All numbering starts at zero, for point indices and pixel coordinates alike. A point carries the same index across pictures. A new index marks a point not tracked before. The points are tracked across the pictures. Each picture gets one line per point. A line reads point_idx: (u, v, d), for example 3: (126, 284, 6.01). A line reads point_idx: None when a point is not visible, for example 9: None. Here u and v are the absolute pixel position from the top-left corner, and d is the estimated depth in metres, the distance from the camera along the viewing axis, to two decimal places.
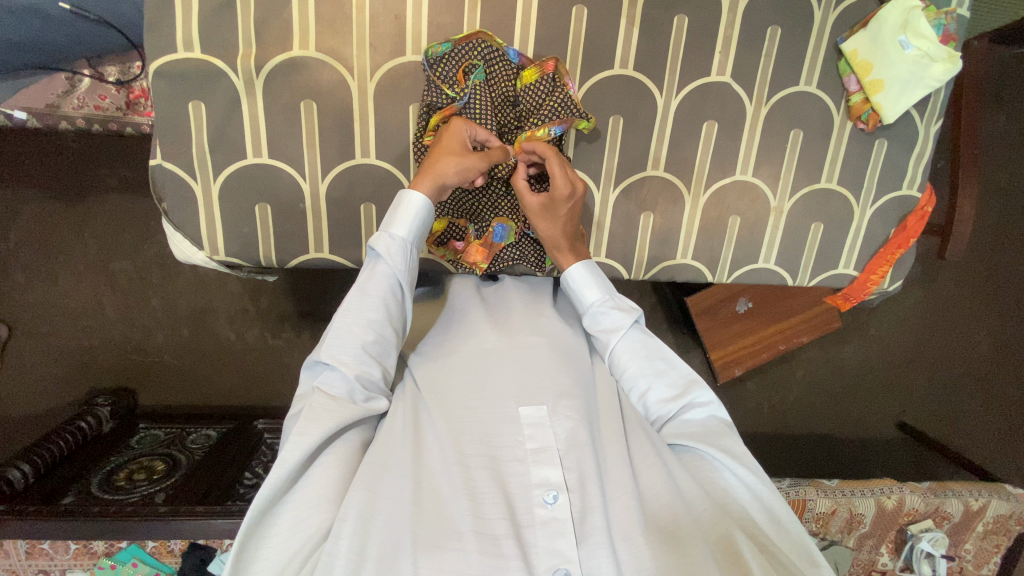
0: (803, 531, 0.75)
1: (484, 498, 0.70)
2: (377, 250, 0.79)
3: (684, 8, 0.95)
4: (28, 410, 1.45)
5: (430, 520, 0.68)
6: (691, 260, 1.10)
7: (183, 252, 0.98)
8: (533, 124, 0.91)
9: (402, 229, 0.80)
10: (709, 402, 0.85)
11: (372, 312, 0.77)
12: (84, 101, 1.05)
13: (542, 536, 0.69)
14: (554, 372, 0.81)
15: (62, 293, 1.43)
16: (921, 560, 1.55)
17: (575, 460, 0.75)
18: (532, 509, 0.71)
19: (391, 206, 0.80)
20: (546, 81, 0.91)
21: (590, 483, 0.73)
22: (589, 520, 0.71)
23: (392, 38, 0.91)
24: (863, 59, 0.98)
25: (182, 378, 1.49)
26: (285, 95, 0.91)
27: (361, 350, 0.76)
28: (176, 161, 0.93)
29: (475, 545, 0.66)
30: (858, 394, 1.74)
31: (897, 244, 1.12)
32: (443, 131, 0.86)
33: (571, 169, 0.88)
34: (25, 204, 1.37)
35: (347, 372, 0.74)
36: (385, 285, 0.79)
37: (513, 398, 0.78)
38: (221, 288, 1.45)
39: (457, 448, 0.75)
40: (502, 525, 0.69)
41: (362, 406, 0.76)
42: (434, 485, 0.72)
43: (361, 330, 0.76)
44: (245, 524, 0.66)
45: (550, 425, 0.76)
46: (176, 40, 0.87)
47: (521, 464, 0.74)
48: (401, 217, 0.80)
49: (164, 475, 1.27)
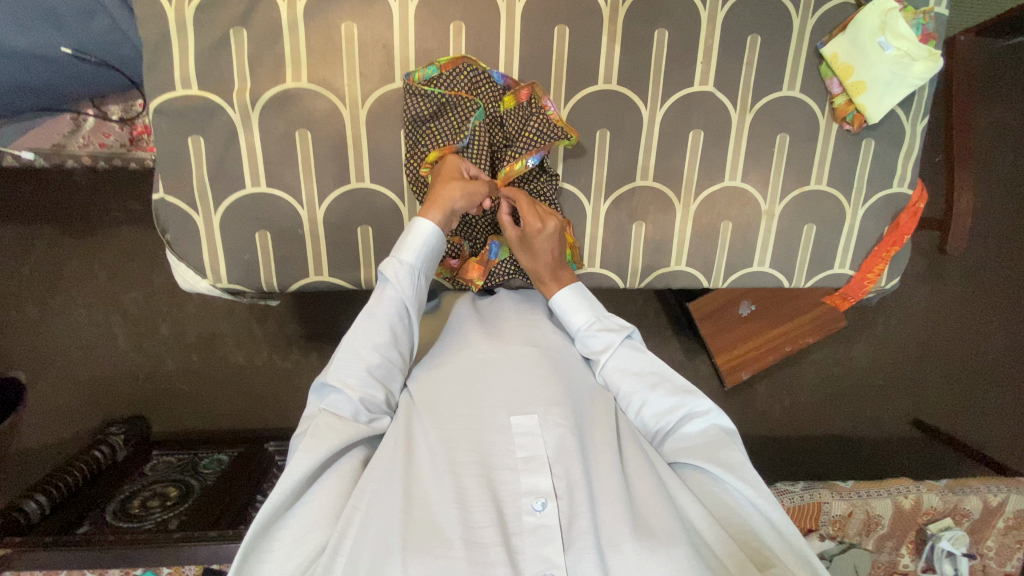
0: (804, 543, 0.75)
1: (473, 506, 0.71)
2: (386, 276, 0.81)
3: (664, 22, 0.98)
4: (43, 442, 1.48)
5: (420, 527, 0.69)
6: (686, 266, 1.10)
7: (187, 281, 1.00)
8: (513, 155, 0.94)
9: (408, 254, 0.82)
10: (707, 410, 0.85)
11: (378, 335, 0.79)
12: (88, 140, 1.09)
13: (530, 542, 0.70)
14: (547, 382, 0.82)
15: (74, 326, 1.46)
16: (942, 559, 1.52)
17: (565, 467, 0.75)
18: (521, 516, 0.72)
19: (402, 234, 0.82)
20: (528, 104, 0.94)
21: (578, 490, 0.74)
22: (577, 525, 0.71)
23: (381, 66, 0.94)
24: (844, 62, 1.00)
25: (193, 404, 1.52)
26: (281, 126, 0.94)
27: (366, 373, 0.78)
28: (178, 195, 0.96)
29: (463, 553, 0.67)
30: (869, 392, 1.73)
31: (891, 242, 1.12)
32: (442, 161, 0.89)
33: (541, 207, 0.92)
34: (38, 241, 1.42)
35: (352, 394, 0.76)
36: (392, 310, 0.80)
37: (505, 408, 0.79)
38: (228, 314, 1.48)
39: (448, 456, 0.75)
40: (490, 533, 0.69)
41: (366, 426, 0.78)
42: (425, 494, 0.73)
43: (368, 352, 0.78)
44: (250, 537, 0.68)
45: (541, 433, 0.77)
46: (173, 79, 0.91)
47: (512, 472, 0.75)
48: (410, 243, 0.82)
49: (178, 500, 1.28)
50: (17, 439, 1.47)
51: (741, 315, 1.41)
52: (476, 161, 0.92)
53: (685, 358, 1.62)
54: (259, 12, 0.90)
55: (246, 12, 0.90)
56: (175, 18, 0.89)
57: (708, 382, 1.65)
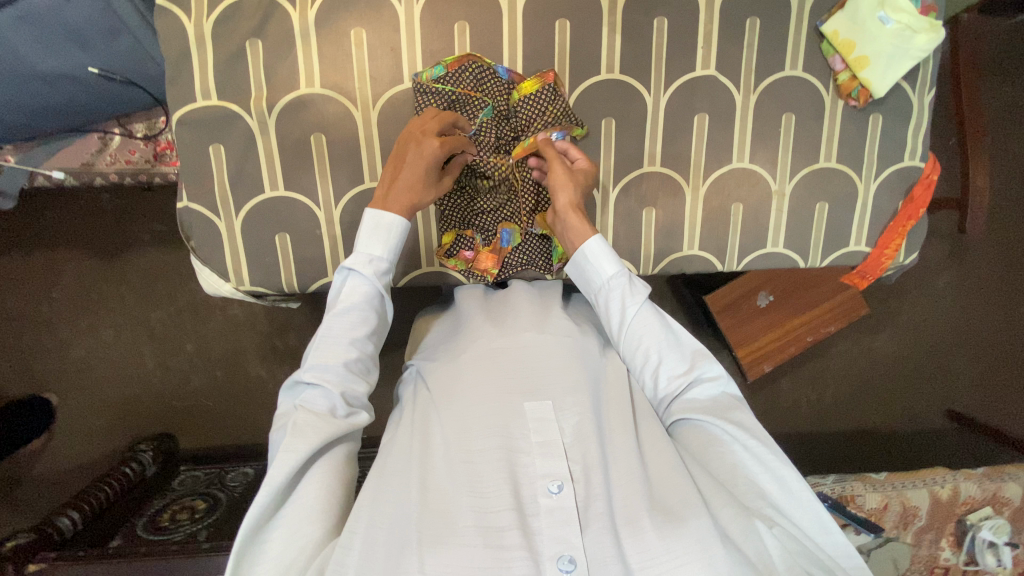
0: (815, 497, 0.76)
1: (488, 493, 0.72)
2: (357, 273, 0.84)
3: (663, 10, 1.00)
4: (77, 460, 1.52)
5: (435, 516, 0.70)
6: (699, 250, 1.11)
7: (211, 285, 1.04)
8: (535, 131, 0.96)
9: (381, 249, 0.86)
10: (718, 376, 0.85)
11: (354, 330, 0.83)
12: (116, 157, 1.13)
13: (547, 525, 0.70)
14: (561, 371, 0.83)
15: (103, 342, 1.51)
16: (984, 551, 1.47)
17: (581, 451, 0.76)
18: (537, 499, 0.72)
19: (369, 229, 0.85)
20: (546, 91, 0.95)
21: (594, 473, 0.75)
22: (593, 507, 0.72)
23: (390, 68, 0.97)
24: (845, 38, 1.00)
25: (219, 414, 1.55)
26: (296, 130, 0.98)
27: (344, 367, 0.81)
28: (201, 202, 1.00)
29: (479, 540, 0.68)
30: (897, 381, 1.68)
31: (907, 216, 1.11)
32: (428, 158, 0.85)
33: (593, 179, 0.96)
34: (68, 264, 1.48)
35: (331, 388, 0.79)
36: (367, 304, 0.84)
37: (519, 394, 0.81)
38: (250, 325, 1.51)
39: (462, 445, 0.77)
40: (506, 517, 0.70)
41: (344, 420, 0.79)
42: (439, 484, 0.74)
43: (345, 347, 0.82)
44: (241, 536, 0.69)
45: (556, 419, 0.79)
46: (194, 91, 0.95)
47: (528, 457, 0.76)
48: (381, 240, 0.86)
49: (206, 513, 1.28)
50: (54, 457, 1.51)
51: (759, 305, 1.40)
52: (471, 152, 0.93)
53: None
54: (273, 23, 0.94)
55: (261, 25, 0.94)
56: (194, 33, 0.94)
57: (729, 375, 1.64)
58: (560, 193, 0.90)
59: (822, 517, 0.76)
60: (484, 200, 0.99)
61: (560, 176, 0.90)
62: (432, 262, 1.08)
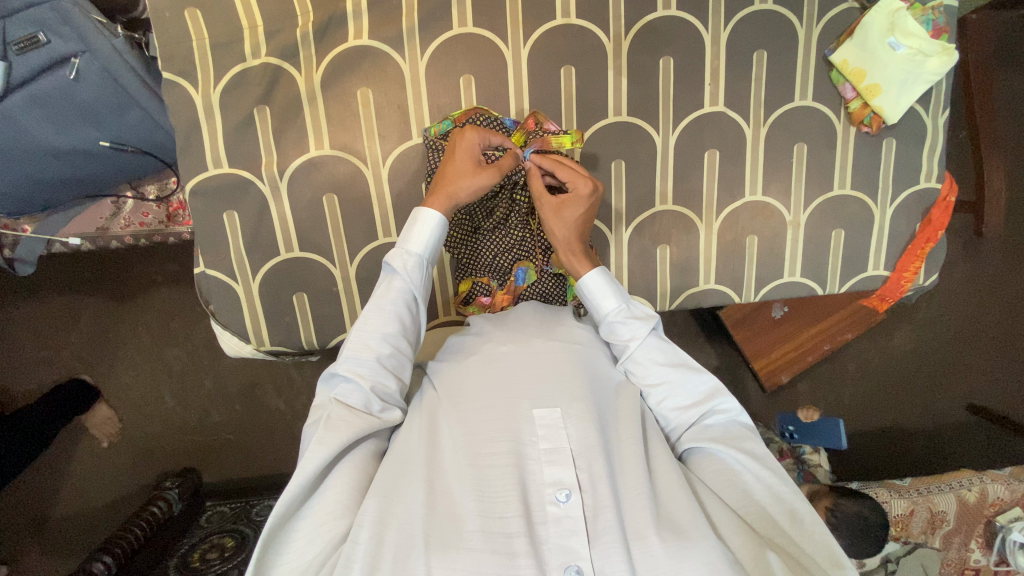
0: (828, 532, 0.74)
1: (496, 498, 0.70)
2: (393, 267, 0.82)
3: (669, 50, 0.99)
4: (110, 498, 1.54)
5: (443, 521, 0.69)
6: (716, 283, 1.10)
7: (232, 347, 1.04)
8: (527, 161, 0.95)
9: (418, 245, 0.83)
10: (730, 409, 0.84)
11: (387, 325, 0.79)
12: (130, 221, 1.14)
13: (554, 532, 0.69)
14: (571, 374, 0.78)
15: (125, 387, 1.53)
16: (1017, 551, 1.42)
17: (588, 459, 0.73)
18: (545, 507, 0.70)
19: (408, 224, 0.83)
20: (535, 134, 0.94)
21: (601, 482, 0.71)
22: (601, 518, 0.69)
23: (398, 125, 0.97)
24: (855, 66, 0.99)
25: (243, 453, 1.57)
26: (309, 192, 0.98)
27: (376, 363, 0.77)
28: (218, 267, 1.00)
29: (486, 546, 0.66)
30: (919, 383, 1.67)
31: (925, 239, 1.09)
32: (455, 144, 0.87)
33: (585, 206, 0.88)
34: (88, 314, 1.50)
35: (363, 383, 0.75)
36: (401, 300, 0.81)
37: (529, 399, 0.76)
38: (270, 365, 1.53)
39: (470, 449, 0.74)
40: (514, 523, 0.68)
41: (378, 417, 0.76)
42: (447, 488, 0.72)
43: (378, 343, 0.78)
44: (268, 527, 0.69)
45: (563, 425, 0.74)
46: (205, 160, 0.96)
47: (536, 463, 0.73)
48: (417, 234, 0.83)
49: (235, 551, 1.33)
50: (88, 498, 1.54)
51: (774, 317, 1.40)
52: (496, 138, 0.90)
53: (723, 367, 1.62)
54: (279, 89, 0.95)
55: (268, 91, 0.94)
56: (202, 104, 0.94)
57: (749, 388, 1.63)
58: (552, 237, 0.90)
59: (834, 551, 0.69)
60: (497, 244, 0.98)
61: (547, 217, 0.89)
62: (449, 311, 1.12)
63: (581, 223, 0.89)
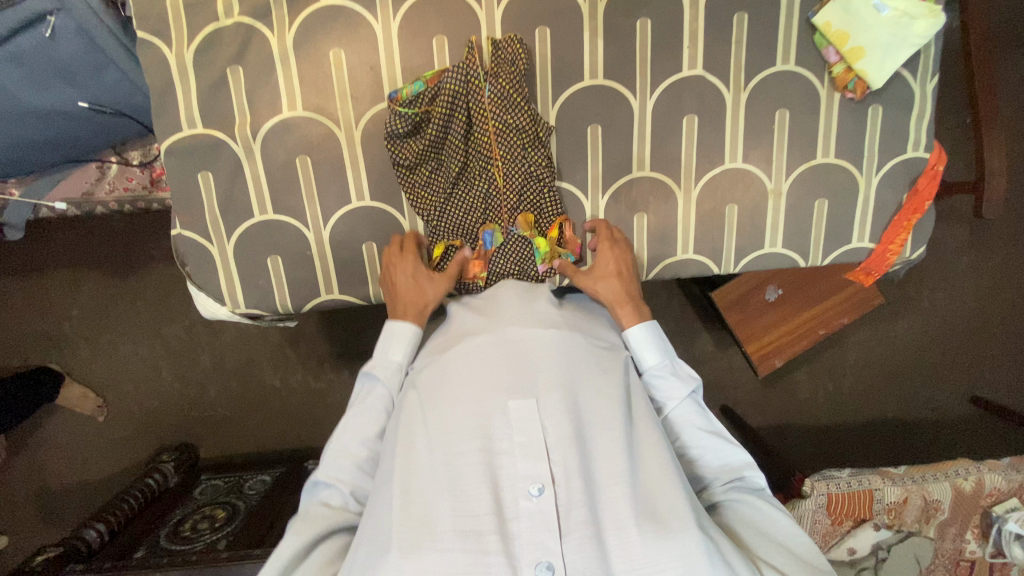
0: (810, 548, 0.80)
1: (469, 496, 0.69)
2: (374, 376, 0.87)
3: (646, 11, 0.97)
4: (106, 469, 1.57)
5: (415, 516, 0.69)
6: (695, 253, 1.08)
7: (208, 309, 1.05)
8: (493, 112, 0.94)
9: (399, 354, 0.89)
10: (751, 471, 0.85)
11: (368, 429, 0.85)
12: (114, 185, 1.15)
13: (526, 527, 0.68)
14: (547, 364, 0.78)
15: (123, 360, 1.55)
16: (1012, 542, 1.40)
17: (562, 453, 0.72)
18: (517, 501, 0.70)
19: (385, 335, 0.89)
20: (496, 83, 0.93)
21: (575, 477, 0.71)
22: (574, 513, 0.69)
23: (370, 86, 0.97)
24: (838, 29, 0.96)
25: (233, 425, 1.58)
26: (282, 154, 0.98)
27: (356, 468, 0.83)
28: (194, 228, 1.01)
29: (457, 543, 0.67)
30: (917, 370, 1.63)
31: (911, 210, 1.07)
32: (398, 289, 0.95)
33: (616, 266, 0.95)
34: (84, 284, 1.52)
35: (342, 488, 0.82)
36: (380, 408, 0.86)
37: (503, 390, 0.76)
38: (257, 338, 1.54)
39: (444, 445, 0.73)
40: (486, 521, 0.68)
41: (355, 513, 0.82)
42: (419, 485, 0.71)
43: (356, 448, 0.84)
44: None
45: (537, 417, 0.73)
46: (180, 120, 0.96)
47: (509, 457, 0.72)
48: (397, 344, 0.89)
49: (226, 521, 1.29)
50: (87, 468, 1.57)
51: (767, 300, 1.37)
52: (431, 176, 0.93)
53: (714, 348, 1.59)
54: (252, 48, 0.95)
55: (240, 52, 0.95)
56: (176, 63, 0.94)
57: (740, 369, 1.61)
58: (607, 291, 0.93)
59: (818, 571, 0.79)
60: (463, 204, 0.97)
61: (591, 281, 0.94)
62: None
63: (621, 278, 0.95)
